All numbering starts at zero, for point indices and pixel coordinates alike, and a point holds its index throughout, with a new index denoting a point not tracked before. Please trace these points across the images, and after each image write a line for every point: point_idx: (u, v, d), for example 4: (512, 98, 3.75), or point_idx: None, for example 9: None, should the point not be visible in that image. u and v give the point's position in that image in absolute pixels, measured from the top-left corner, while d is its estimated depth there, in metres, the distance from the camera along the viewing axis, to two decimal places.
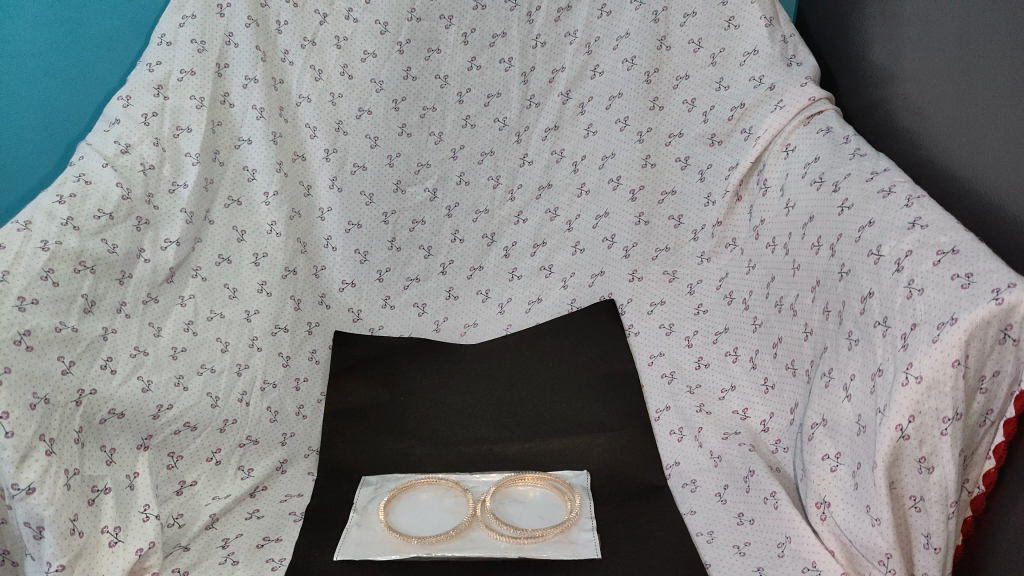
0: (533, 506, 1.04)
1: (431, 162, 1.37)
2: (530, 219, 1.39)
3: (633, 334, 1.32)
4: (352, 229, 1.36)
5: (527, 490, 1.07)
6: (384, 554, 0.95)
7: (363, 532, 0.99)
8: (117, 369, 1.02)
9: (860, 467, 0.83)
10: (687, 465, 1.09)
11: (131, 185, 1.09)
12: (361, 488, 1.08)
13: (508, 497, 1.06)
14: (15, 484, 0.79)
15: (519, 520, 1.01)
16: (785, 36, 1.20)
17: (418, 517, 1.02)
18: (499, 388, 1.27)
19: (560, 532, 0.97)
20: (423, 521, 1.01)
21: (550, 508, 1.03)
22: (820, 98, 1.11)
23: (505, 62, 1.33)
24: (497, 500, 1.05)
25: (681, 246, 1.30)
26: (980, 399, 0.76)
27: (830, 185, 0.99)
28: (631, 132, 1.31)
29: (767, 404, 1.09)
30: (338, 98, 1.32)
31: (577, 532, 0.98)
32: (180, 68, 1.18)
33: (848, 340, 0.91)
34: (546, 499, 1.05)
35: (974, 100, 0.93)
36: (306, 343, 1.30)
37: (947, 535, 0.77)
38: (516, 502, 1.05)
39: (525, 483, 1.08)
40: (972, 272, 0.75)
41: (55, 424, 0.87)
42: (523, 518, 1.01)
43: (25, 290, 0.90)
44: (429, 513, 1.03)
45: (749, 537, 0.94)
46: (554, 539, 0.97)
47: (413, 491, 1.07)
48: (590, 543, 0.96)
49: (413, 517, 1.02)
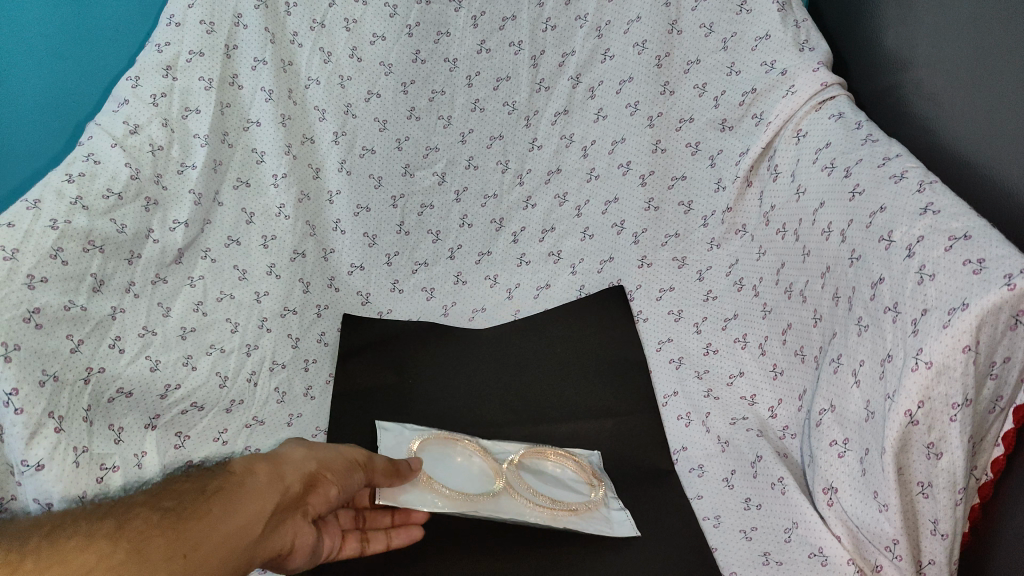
0: (557, 485, 1.05)
1: (440, 146, 1.37)
2: (538, 204, 1.38)
3: (642, 320, 1.29)
4: (361, 213, 1.35)
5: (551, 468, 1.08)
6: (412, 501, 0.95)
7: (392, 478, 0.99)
8: (125, 349, 1.05)
9: (868, 454, 0.84)
10: (694, 450, 1.10)
11: (140, 166, 1.09)
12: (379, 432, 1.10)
13: (533, 471, 1.07)
14: (24, 461, 0.84)
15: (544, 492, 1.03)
16: (798, 20, 1.17)
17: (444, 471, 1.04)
18: (509, 369, 1.26)
19: (593, 507, 1.00)
20: (450, 477, 1.03)
21: (573, 487, 1.05)
22: (831, 84, 1.09)
23: (515, 45, 1.32)
24: (524, 472, 1.06)
25: (690, 232, 1.29)
26: (991, 385, 0.75)
27: (841, 170, 0.99)
28: (641, 117, 1.29)
29: (775, 390, 1.08)
30: (347, 80, 1.31)
31: (605, 510, 1.01)
32: (189, 49, 1.16)
33: (857, 326, 0.90)
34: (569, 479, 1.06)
35: (994, 85, 0.92)
36: (314, 326, 1.28)
37: (955, 522, 0.77)
38: (541, 479, 1.05)
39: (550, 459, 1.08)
40: (984, 258, 0.74)
41: (63, 403, 0.91)
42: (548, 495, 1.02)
43: (35, 267, 0.94)
44: (456, 470, 1.04)
45: (756, 522, 0.97)
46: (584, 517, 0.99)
47: (441, 447, 1.08)
48: (622, 522, 0.99)
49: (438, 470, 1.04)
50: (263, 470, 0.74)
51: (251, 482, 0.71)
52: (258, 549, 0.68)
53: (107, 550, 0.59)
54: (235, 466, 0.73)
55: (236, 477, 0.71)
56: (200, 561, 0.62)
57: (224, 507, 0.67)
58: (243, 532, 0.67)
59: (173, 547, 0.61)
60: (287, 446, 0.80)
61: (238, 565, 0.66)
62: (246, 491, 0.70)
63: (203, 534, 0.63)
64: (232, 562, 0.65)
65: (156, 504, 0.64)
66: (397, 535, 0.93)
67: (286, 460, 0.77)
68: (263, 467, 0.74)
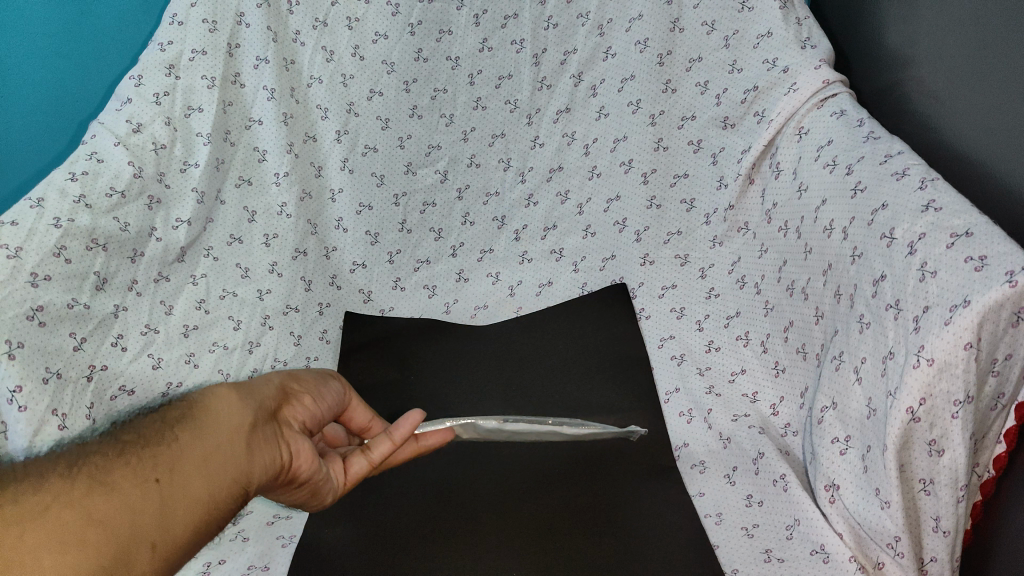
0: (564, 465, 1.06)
1: (442, 145, 1.37)
2: (540, 202, 1.38)
3: (643, 317, 1.29)
4: (363, 211, 1.35)
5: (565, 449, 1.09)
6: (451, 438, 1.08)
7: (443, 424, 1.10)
8: (128, 347, 1.07)
9: (871, 451, 0.84)
10: (696, 446, 1.09)
11: (143, 165, 1.10)
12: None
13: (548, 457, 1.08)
14: (28, 456, 0.87)
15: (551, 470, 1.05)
16: (801, 17, 1.16)
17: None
18: (520, 367, 1.24)
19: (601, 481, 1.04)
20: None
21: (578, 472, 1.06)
22: (835, 80, 1.08)
23: (517, 43, 1.32)
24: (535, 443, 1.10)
25: (692, 230, 1.29)
26: (992, 382, 0.75)
27: (844, 167, 0.98)
28: (643, 115, 1.30)
29: (777, 387, 1.09)
30: (349, 79, 1.31)
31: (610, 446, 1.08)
32: (192, 48, 1.16)
33: (859, 324, 0.90)
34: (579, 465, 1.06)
35: (993, 83, 0.92)
36: (317, 324, 1.28)
37: (957, 519, 0.77)
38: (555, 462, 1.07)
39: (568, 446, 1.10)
40: (985, 254, 0.74)
41: (67, 400, 0.94)
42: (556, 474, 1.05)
43: (38, 266, 0.95)
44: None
45: (757, 519, 0.97)
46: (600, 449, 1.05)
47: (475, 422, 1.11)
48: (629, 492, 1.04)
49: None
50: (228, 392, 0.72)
51: (215, 405, 0.69)
52: (243, 466, 0.67)
53: (63, 486, 0.56)
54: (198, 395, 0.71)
55: (199, 402, 0.69)
56: (175, 485, 0.61)
57: (192, 431, 0.66)
58: (218, 451, 0.66)
59: (141, 475, 0.59)
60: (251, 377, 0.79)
61: (225, 483, 0.65)
62: (215, 412, 0.69)
63: (175, 457, 0.63)
64: (215, 482, 0.64)
65: (114, 441, 0.62)
66: (396, 430, 0.85)
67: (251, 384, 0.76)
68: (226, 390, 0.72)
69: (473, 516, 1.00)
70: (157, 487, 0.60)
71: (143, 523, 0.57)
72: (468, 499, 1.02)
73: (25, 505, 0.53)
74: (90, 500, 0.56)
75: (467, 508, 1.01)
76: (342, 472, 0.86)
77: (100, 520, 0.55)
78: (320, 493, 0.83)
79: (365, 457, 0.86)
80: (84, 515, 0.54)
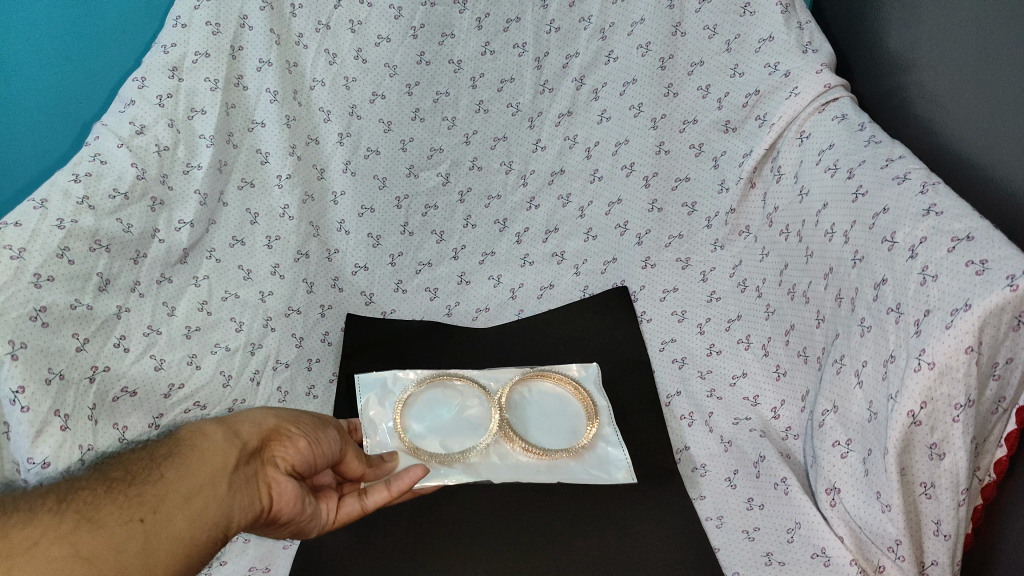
0: (542, 434, 1.10)
1: (445, 147, 1.37)
2: (542, 205, 1.38)
3: (644, 320, 1.30)
4: (366, 214, 1.35)
5: (543, 420, 1.13)
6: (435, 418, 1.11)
7: (426, 408, 1.13)
8: (130, 348, 1.07)
9: (871, 454, 0.84)
10: (697, 450, 1.10)
11: (146, 166, 1.10)
12: (362, 394, 1.14)
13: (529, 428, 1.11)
14: (30, 459, 0.85)
15: (535, 436, 1.09)
16: (802, 22, 1.17)
17: (437, 427, 1.10)
18: (518, 360, 1.25)
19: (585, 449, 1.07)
20: (450, 435, 1.09)
21: (556, 439, 1.09)
22: (836, 85, 1.09)
23: (518, 47, 1.33)
24: (515, 417, 1.12)
25: (694, 233, 1.29)
26: (993, 386, 0.75)
27: (845, 171, 0.99)
28: (645, 119, 1.30)
29: (778, 391, 1.09)
30: (352, 81, 1.32)
31: (606, 432, 1.10)
32: (195, 50, 1.17)
33: (859, 327, 0.91)
34: (557, 437, 1.10)
35: (994, 88, 0.93)
36: (318, 326, 1.28)
37: (958, 523, 0.77)
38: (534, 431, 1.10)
39: (545, 420, 1.13)
40: (986, 258, 0.75)
41: (69, 402, 0.92)
42: (540, 438, 1.09)
43: (41, 267, 0.95)
44: (451, 421, 1.11)
45: (758, 523, 0.97)
46: (584, 455, 1.07)
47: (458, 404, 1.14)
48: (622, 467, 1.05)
49: (432, 426, 1.10)
50: (218, 432, 0.73)
51: (206, 443, 0.71)
52: (227, 510, 0.68)
53: (52, 522, 0.58)
54: (191, 430, 0.72)
55: (190, 440, 0.71)
56: (157, 524, 0.62)
57: (177, 472, 0.67)
58: (203, 493, 0.66)
59: (127, 514, 0.61)
60: (251, 409, 0.80)
61: (208, 529, 0.66)
62: (203, 454, 0.69)
63: (157, 499, 0.64)
64: (199, 523, 0.65)
65: (102, 477, 0.64)
66: (397, 480, 0.87)
67: (245, 421, 0.76)
68: (218, 428, 0.73)
69: (472, 527, 0.97)
70: (139, 527, 0.61)
71: (127, 562, 0.59)
72: (464, 511, 0.99)
73: (15, 540, 0.56)
74: (77, 535, 0.58)
75: (465, 519, 0.98)
76: (334, 512, 0.87)
77: (82, 557, 0.57)
78: (307, 531, 0.84)
79: (359, 501, 0.87)
80: (71, 550, 0.57)
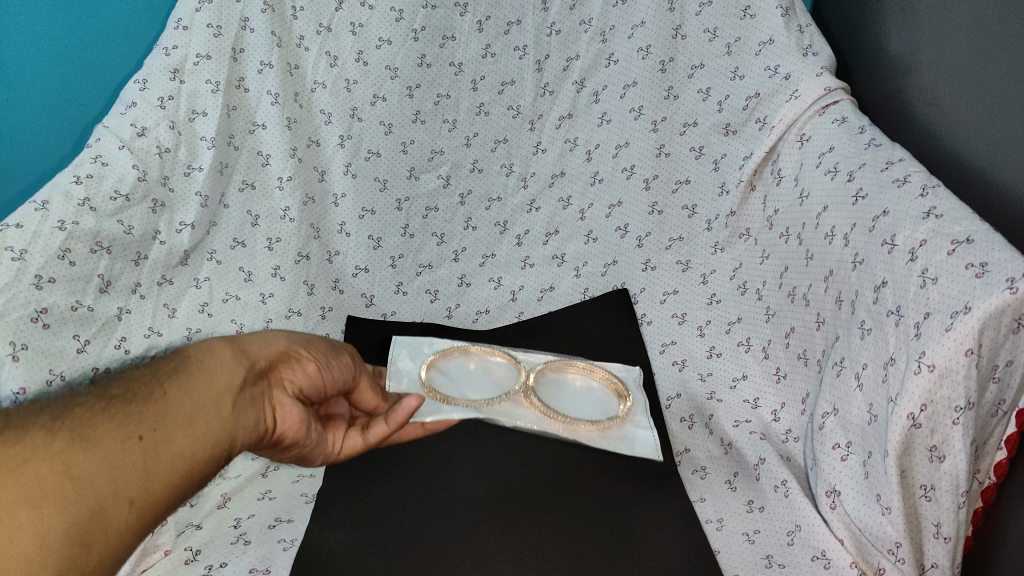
0: (570, 405, 1.13)
1: (445, 150, 1.38)
2: (542, 207, 1.39)
3: (645, 323, 1.30)
4: (366, 216, 1.35)
5: (572, 394, 1.16)
6: (464, 378, 1.16)
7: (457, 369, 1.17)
8: (131, 349, 1.08)
9: (871, 456, 0.84)
10: (697, 452, 1.10)
11: (147, 168, 1.10)
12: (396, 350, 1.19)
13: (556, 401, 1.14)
14: None
15: (562, 407, 1.12)
16: (802, 25, 1.17)
17: (465, 385, 1.14)
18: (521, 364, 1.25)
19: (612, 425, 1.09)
20: (477, 392, 1.13)
21: (582, 411, 1.12)
22: (836, 89, 1.10)
23: (519, 49, 1.33)
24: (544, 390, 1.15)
25: (694, 236, 1.29)
26: (993, 389, 0.76)
27: (845, 174, 0.99)
28: (645, 121, 1.30)
29: (778, 394, 1.10)
30: (353, 84, 1.32)
31: (637, 418, 1.11)
32: (197, 52, 1.17)
33: (860, 330, 0.91)
34: (584, 412, 1.12)
35: (994, 90, 0.93)
36: (319, 327, 1.26)
37: (957, 526, 0.77)
38: (562, 402, 1.14)
39: (573, 395, 1.16)
40: (986, 261, 0.75)
41: None
42: (567, 409, 1.12)
43: (41, 268, 0.97)
44: (479, 382, 1.15)
45: (758, 525, 0.96)
46: (609, 429, 1.09)
47: (488, 371, 1.18)
48: (647, 445, 1.07)
49: (456, 382, 1.14)
50: (226, 352, 0.72)
51: (213, 362, 0.70)
52: (233, 428, 0.67)
53: (45, 440, 0.56)
54: (199, 349, 0.72)
55: (196, 359, 0.70)
56: (158, 442, 0.61)
57: (181, 390, 0.66)
58: (207, 412, 0.66)
59: (127, 434, 0.60)
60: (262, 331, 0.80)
61: (212, 447, 0.65)
62: (210, 370, 0.69)
63: (159, 417, 0.63)
64: (202, 442, 0.64)
65: (102, 394, 0.63)
66: (394, 412, 0.85)
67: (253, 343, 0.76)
68: (227, 348, 0.73)
69: (472, 530, 0.97)
70: (139, 447, 0.60)
71: (124, 482, 0.58)
72: (465, 513, 0.99)
73: (7, 457, 0.54)
74: (71, 455, 0.56)
75: (466, 521, 0.98)
76: (338, 445, 0.87)
77: (77, 477, 0.56)
78: (312, 459, 0.84)
79: (362, 436, 0.88)
80: (65, 467, 0.55)
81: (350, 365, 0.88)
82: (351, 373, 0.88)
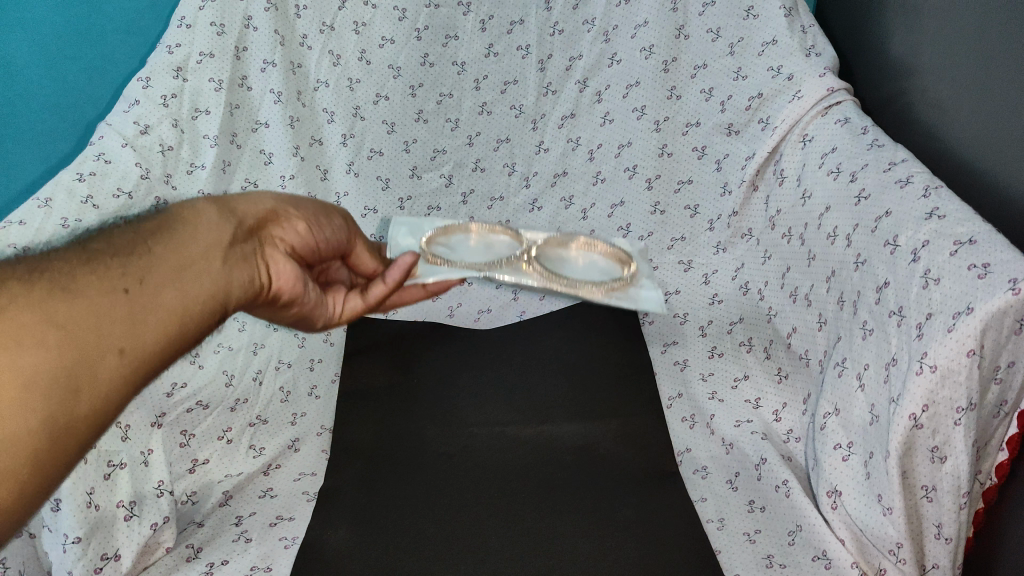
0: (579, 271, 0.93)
1: (448, 149, 1.38)
2: (545, 206, 1.39)
3: (647, 321, 1.31)
4: (368, 214, 1.36)
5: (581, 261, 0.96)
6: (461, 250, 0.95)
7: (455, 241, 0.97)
8: None
9: (872, 457, 0.84)
10: (698, 452, 1.09)
11: (150, 166, 1.10)
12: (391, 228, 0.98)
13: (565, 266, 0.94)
14: None
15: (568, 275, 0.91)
16: (805, 26, 1.18)
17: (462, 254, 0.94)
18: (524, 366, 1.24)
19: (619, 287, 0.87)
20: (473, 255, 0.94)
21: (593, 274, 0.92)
22: (838, 89, 1.09)
23: (522, 49, 1.33)
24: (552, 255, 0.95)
25: (696, 235, 1.29)
26: (994, 390, 0.76)
27: (847, 174, 0.99)
28: (648, 121, 1.30)
29: (779, 394, 1.10)
30: (356, 83, 1.32)
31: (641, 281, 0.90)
32: (200, 50, 1.17)
33: (862, 331, 0.91)
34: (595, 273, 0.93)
35: (995, 91, 0.93)
36: None
37: (959, 527, 0.77)
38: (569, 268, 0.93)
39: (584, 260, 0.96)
40: (990, 262, 0.75)
41: None
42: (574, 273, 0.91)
43: None
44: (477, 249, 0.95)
45: (759, 526, 0.96)
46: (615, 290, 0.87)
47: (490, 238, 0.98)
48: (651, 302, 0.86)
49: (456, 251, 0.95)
50: (212, 210, 0.69)
51: (200, 219, 0.68)
52: (226, 279, 0.66)
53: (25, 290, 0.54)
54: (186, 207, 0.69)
55: (182, 216, 0.67)
56: (146, 295, 0.60)
57: (167, 245, 0.64)
58: (196, 267, 0.64)
59: (110, 284, 0.58)
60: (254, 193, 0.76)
61: (202, 302, 0.63)
62: (197, 228, 0.67)
63: (145, 270, 0.61)
64: (192, 295, 0.63)
65: (82, 250, 0.61)
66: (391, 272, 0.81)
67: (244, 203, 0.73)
68: (211, 206, 0.70)
69: (473, 529, 0.97)
70: (124, 297, 0.58)
71: (107, 321, 0.56)
72: (465, 512, 0.99)
73: None
74: (55, 301, 0.55)
75: (466, 522, 0.98)
76: (339, 306, 0.84)
77: (63, 325, 0.54)
78: (314, 322, 0.82)
79: (362, 297, 0.84)
80: (46, 317, 0.53)
81: (345, 229, 0.83)
82: (348, 238, 0.84)
